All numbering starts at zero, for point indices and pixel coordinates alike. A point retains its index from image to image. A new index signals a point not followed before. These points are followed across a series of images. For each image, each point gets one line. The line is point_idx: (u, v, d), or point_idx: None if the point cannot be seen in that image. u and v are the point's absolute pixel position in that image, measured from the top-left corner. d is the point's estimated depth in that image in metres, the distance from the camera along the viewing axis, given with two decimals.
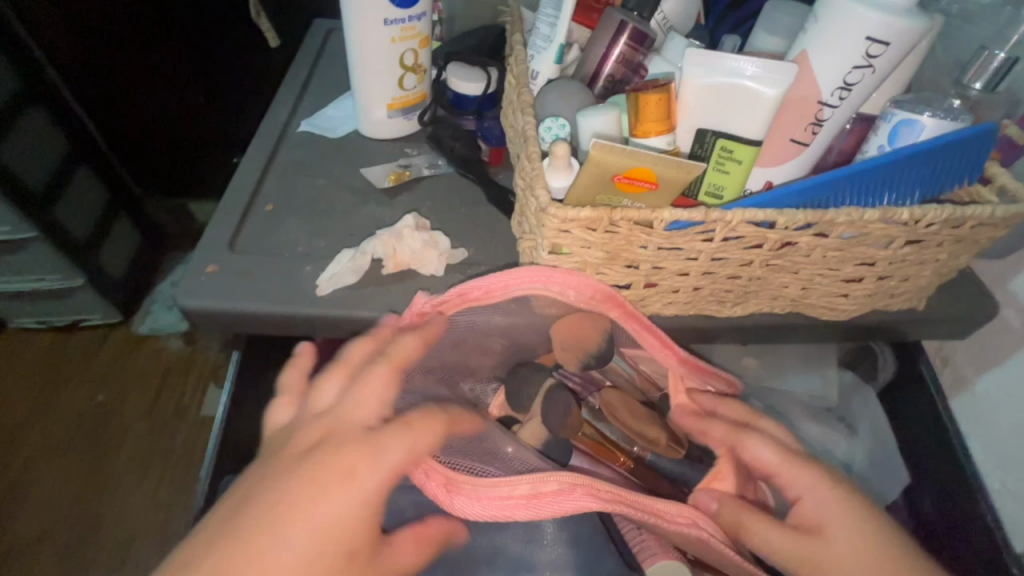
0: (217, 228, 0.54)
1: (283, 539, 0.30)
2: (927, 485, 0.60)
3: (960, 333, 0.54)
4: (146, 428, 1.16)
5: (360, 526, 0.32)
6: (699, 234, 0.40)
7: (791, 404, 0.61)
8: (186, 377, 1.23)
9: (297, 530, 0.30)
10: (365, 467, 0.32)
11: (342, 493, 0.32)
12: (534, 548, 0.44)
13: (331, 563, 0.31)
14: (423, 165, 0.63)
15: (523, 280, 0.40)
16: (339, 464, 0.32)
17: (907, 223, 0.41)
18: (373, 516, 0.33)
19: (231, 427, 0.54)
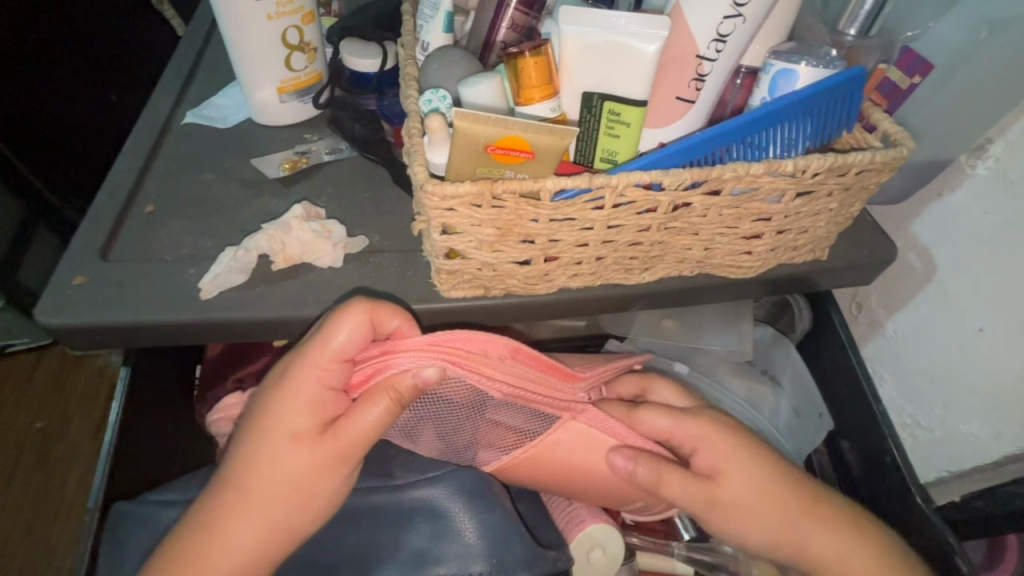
0: (85, 237, 0.48)
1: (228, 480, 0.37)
2: (846, 426, 0.63)
3: (866, 280, 0.56)
4: (36, 463, 0.98)
5: (244, 426, 0.38)
6: (589, 202, 0.39)
7: (702, 358, 0.63)
8: (76, 377, 1.07)
9: (239, 434, 0.37)
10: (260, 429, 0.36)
11: (280, 400, 0.36)
12: (439, 541, 0.41)
13: (245, 438, 0.37)
14: (323, 150, 0.60)
15: (468, 342, 0.39)
16: (276, 377, 0.37)
17: (793, 175, 0.41)
18: (249, 431, 0.37)
19: (130, 449, 0.47)
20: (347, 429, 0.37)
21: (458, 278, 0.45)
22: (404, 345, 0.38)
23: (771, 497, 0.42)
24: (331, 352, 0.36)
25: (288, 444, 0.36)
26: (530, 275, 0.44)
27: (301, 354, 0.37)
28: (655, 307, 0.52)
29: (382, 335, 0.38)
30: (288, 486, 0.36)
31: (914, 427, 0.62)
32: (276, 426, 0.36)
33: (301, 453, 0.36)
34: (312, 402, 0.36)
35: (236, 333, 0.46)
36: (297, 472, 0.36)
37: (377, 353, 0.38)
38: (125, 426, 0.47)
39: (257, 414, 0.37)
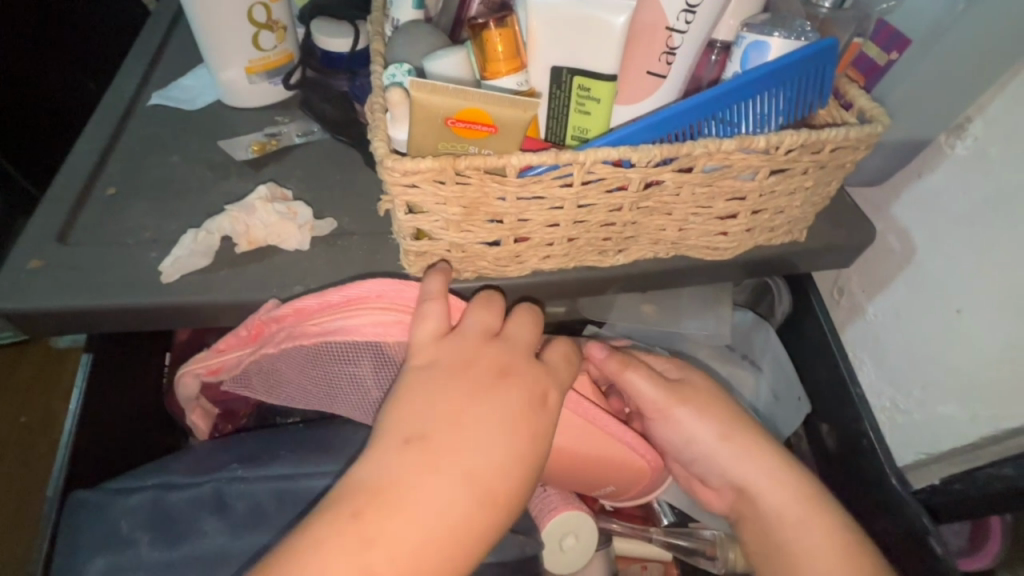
0: (42, 220, 0.47)
1: (361, 503, 0.32)
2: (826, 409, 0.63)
3: (844, 263, 0.55)
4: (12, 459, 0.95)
5: (392, 433, 0.34)
6: (557, 179, 0.38)
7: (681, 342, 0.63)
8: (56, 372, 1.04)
9: (382, 443, 0.34)
10: (420, 424, 0.34)
11: (443, 395, 0.35)
12: None
13: (392, 448, 0.34)
14: (294, 133, 0.58)
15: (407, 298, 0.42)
16: (424, 375, 0.37)
17: (767, 151, 0.40)
18: (386, 436, 0.34)
19: (90, 438, 0.46)
20: (493, 446, 0.34)
21: (427, 261, 0.44)
22: (511, 343, 0.39)
23: (718, 411, 0.46)
24: (463, 353, 0.37)
25: (409, 464, 0.33)
26: (500, 256, 0.43)
27: (422, 361, 0.37)
28: (632, 290, 0.51)
29: (533, 345, 0.40)
30: (412, 524, 0.32)
31: (892, 411, 0.62)
32: (416, 454, 0.34)
33: (445, 475, 0.33)
34: (465, 412, 0.35)
35: (198, 318, 0.45)
36: (473, 487, 0.33)
37: (496, 363, 0.37)
38: (87, 413, 0.46)
39: (400, 424, 0.35)
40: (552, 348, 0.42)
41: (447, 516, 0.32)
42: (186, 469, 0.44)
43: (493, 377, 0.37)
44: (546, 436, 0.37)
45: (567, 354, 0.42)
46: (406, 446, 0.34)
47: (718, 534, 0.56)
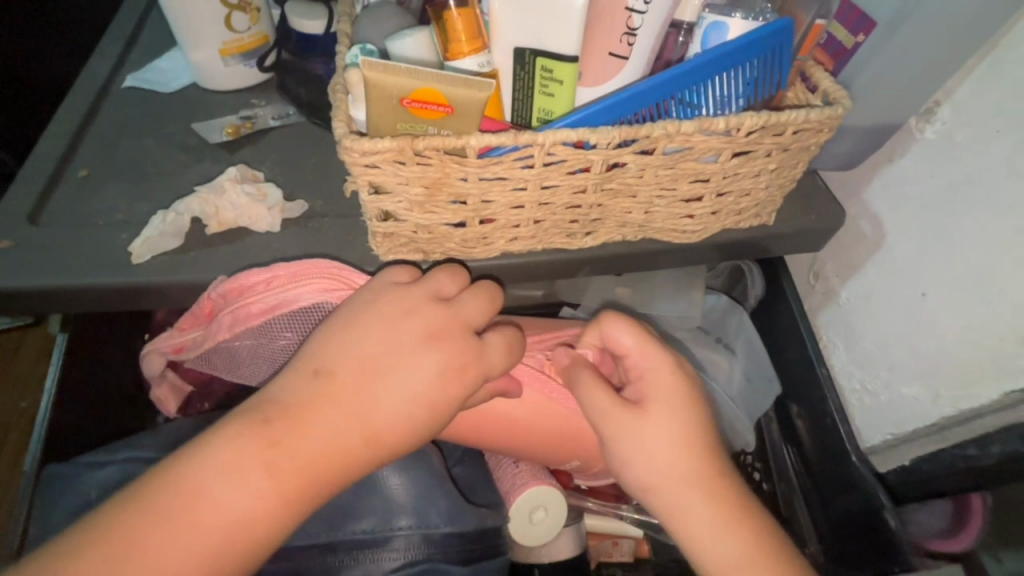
0: (14, 202, 0.47)
1: (266, 419, 0.34)
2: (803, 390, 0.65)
3: (813, 246, 0.56)
4: None
5: (313, 362, 0.36)
6: (518, 161, 0.38)
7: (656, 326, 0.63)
8: None
9: (302, 370, 0.36)
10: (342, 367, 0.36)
11: (372, 345, 0.37)
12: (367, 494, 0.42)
13: (310, 377, 0.36)
14: (270, 116, 0.58)
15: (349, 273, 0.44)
16: (365, 318, 0.38)
17: (727, 133, 0.40)
18: (307, 367, 0.36)
19: (66, 416, 0.47)
20: (393, 395, 0.36)
21: (395, 241, 0.44)
22: (455, 311, 0.39)
23: (678, 444, 0.39)
24: (403, 303, 0.38)
25: (316, 391, 0.35)
26: (466, 237, 0.43)
27: (364, 300, 0.39)
28: (602, 273, 0.52)
29: (479, 324, 0.40)
30: (304, 443, 0.34)
31: (861, 393, 0.62)
32: (329, 391, 0.35)
33: (342, 409, 0.35)
34: (380, 360, 0.36)
35: (170, 298, 0.45)
36: (363, 423, 0.35)
37: (431, 325, 0.38)
38: (63, 393, 0.47)
39: (317, 355, 0.37)
40: (498, 334, 0.40)
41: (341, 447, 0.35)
42: (160, 447, 0.45)
43: (421, 339, 0.37)
44: (454, 401, 0.37)
45: (511, 342, 0.41)
46: (315, 375, 0.36)
47: None
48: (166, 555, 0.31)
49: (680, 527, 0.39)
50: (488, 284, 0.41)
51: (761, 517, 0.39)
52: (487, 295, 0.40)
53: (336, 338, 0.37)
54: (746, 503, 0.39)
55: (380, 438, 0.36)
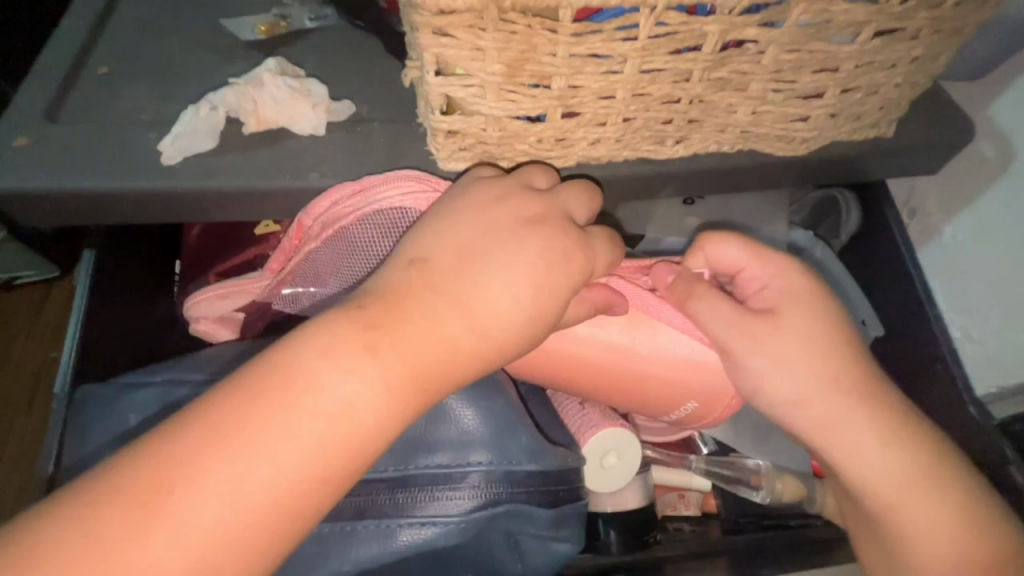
0: (28, 98, 0.42)
1: (345, 317, 0.29)
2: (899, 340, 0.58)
3: (928, 167, 0.48)
4: None
5: (398, 263, 0.32)
6: (620, 31, 0.31)
7: None
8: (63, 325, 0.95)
9: (385, 270, 0.32)
10: (435, 262, 0.32)
11: (466, 233, 0.33)
12: (439, 426, 0.38)
13: (397, 274, 0.31)
14: (305, 16, 0.51)
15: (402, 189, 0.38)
16: (463, 208, 0.34)
17: (875, 1, 0.33)
18: (393, 267, 0.32)
19: (96, 338, 0.44)
20: (498, 281, 0.31)
21: (458, 143, 0.38)
22: (557, 201, 0.35)
23: (825, 348, 0.37)
24: (493, 193, 0.34)
25: (414, 279, 0.31)
26: (544, 136, 0.37)
27: (457, 193, 0.35)
28: (687, 192, 0.45)
29: (579, 214, 0.35)
30: (409, 331, 0.29)
31: (962, 341, 0.56)
32: (421, 287, 0.31)
33: (446, 296, 0.30)
34: (477, 245, 0.32)
35: (205, 208, 0.40)
36: (470, 314, 0.30)
37: (528, 211, 0.34)
38: (93, 312, 0.44)
39: (408, 248, 0.33)
40: (597, 229, 0.36)
41: (445, 347, 0.30)
42: None
43: (519, 226, 0.33)
44: (564, 298, 0.33)
45: (614, 238, 0.36)
46: (409, 266, 0.32)
47: (765, 465, 0.53)
48: (254, 453, 0.26)
49: (830, 436, 0.38)
50: (585, 182, 0.37)
51: (908, 405, 0.38)
52: (585, 189, 0.36)
53: (431, 230, 0.33)
54: (898, 404, 0.38)
55: (480, 343, 0.31)
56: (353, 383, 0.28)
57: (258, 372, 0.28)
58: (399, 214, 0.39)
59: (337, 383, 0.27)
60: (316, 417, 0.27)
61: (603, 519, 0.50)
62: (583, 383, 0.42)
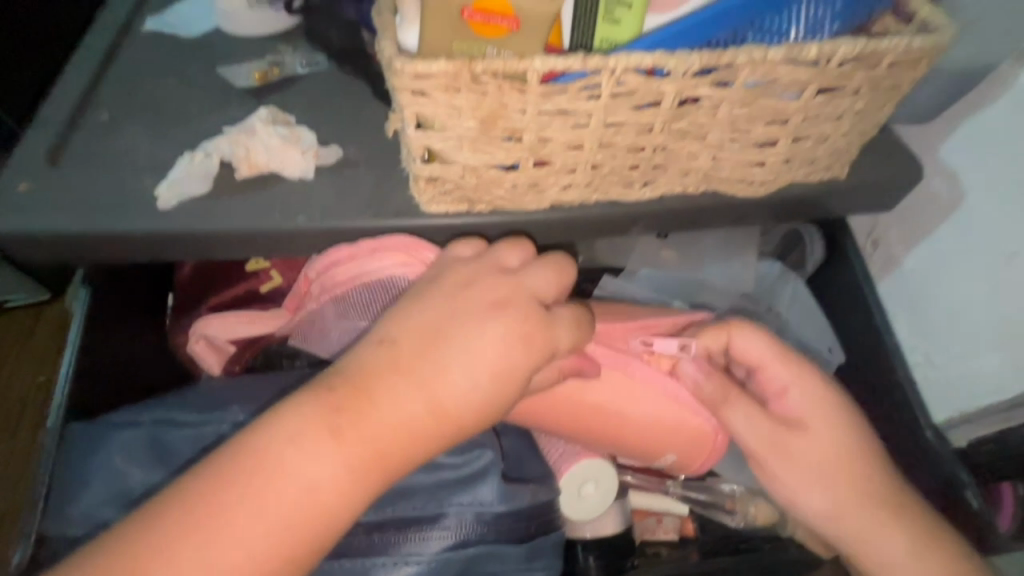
0: (32, 143, 0.44)
1: (320, 398, 0.34)
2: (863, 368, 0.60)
3: (883, 205, 0.52)
4: None
5: (376, 341, 0.37)
6: (583, 90, 0.34)
7: (706, 294, 0.58)
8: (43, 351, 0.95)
9: (362, 347, 0.37)
10: (405, 343, 0.36)
11: (436, 316, 0.37)
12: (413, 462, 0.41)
13: (370, 352, 0.36)
14: (297, 62, 0.54)
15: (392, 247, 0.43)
16: (436, 292, 0.38)
17: (816, 63, 0.36)
18: (371, 344, 0.37)
19: (88, 372, 0.45)
20: (458, 365, 0.35)
21: (439, 187, 0.41)
22: (521, 281, 0.39)
23: (843, 451, 0.45)
24: (465, 275, 0.39)
25: (380, 358, 0.35)
26: (517, 182, 0.39)
27: (432, 276, 0.40)
28: (657, 229, 0.48)
29: (545, 295, 0.39)
30: (372, 411, 0.34)
31: (924, 367, 0.58)
32: (386, 369, 0.35)
33: (407, 376, 0.35)
34: (443, 329, 0.36)
35: (198, 248, 0.42)
36: (427, 393, 0.34)
37: (493, 295, 0.37)
38: (87, 348, 0.46)
39: (385, 327, 0.37)
40: (566, 309, 0.40)
41: (401, 427, 0.34)
42: (190, 409, 0.43)
43: (486, 309, 0.37)
44: (521, 376, 0.36)
45: (578, 316, 0.40)
46: (380, 344, 0.36)
47: (738, 488, 0.56)
48: (234, 520, 0.31)
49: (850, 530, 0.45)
50: (557, 256, 0.41)
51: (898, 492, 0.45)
52: (555, 264, 0.41)
53: (412, 309, 0.38)
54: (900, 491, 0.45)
55: (438, 420, 0.35)
56: (319, 459, 0.33)
57: (245, 447, 0.33)
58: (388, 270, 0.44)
59: (306, 460, 0.33)
60: (286, 489, 0.32)
61: (582, 547, 0.51)
62: (578, 431, 0.46)
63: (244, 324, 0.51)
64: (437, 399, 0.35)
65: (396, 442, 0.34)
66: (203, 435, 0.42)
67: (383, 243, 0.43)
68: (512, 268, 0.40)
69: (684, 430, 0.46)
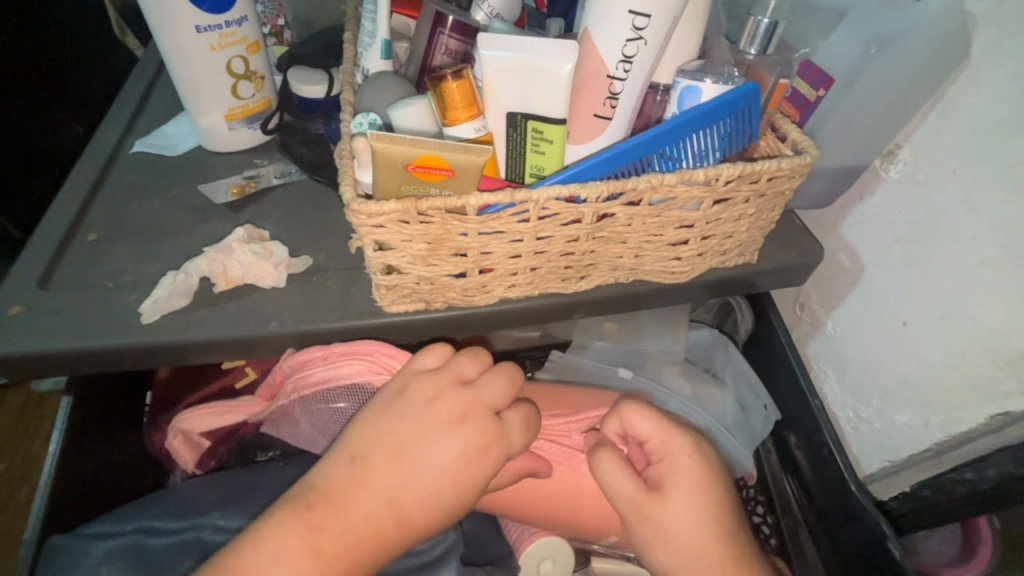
0: (24, 267, 0.49)
1: (299, 518, 0.39)
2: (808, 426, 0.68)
3: (796, 281, 0.59)
4: None
5: (349, 457, 0.41)
6: (515, 216, 0.41)
7: (643, 362, 0.66)
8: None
9: (338, 463, 0.41)
10: (375, 461, 0.41)
11: (402, 431, 0.42)
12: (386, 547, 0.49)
13: (344, 470, 0.41)
14: (272, 174, 0.60)
15: (360, 350, 0.49)
16: (403, 408, 0.43)
17: (707, 183, 0.43)
18: (344, 460, 0.41)
19: (67, 479, 0.48)
20: (420, 478, 0.41)
21: (397, 293, 0.46)
22: (478, 393, 0.44)
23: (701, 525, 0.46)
24: (428, 389, 0.43)
25: (351, 476, 0.40)
26: (466, 287, 0.45)
27: (398, 387, 0.44)
28: (598, 313, 0.54)
29: (500, 403, 0.44)
30: (346, 525, 0.39)
31: (857, 421, 0.64)
32: (359, 487, 0.40)
33: (376, 491, 0.40)
34: (409, 443, 0.41)
35: (178, 356, 0.46)
36: (394, 504, 0.40)
37: (454, 410, 0.42)
38: (67, 456, 0.48)
39: (352, 443, 0.42)
40: (514, 412, 0.45)
41: (371, 537, 0.39)
42: (170, 516, 0.48)
43: (447, 424, 0.42)
44: (477, 483, 0.42)
45: (528, 419, 0.46)
46: (351, 462, 0.41)
47: None
48: None
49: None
50: (507, 364, 0.46)
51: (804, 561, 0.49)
52: (508, 373, 0.45)
53: (382, 424, 0.42)
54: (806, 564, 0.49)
55: (404, 526, 0.40)
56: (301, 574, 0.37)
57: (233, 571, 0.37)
58: (355, 373, 0.50)
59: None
60: None
61: None
62: (533, 515, 0.53)
63: (215, 418, 0.54)
64: (402, 509, 0.40)
65: (367, 551, 0.39)
66: (188, 540, 0.47)
67: (354, 347, 0.49)
68: (471, 376, 0.45)
69: (628, 518, 0.53)
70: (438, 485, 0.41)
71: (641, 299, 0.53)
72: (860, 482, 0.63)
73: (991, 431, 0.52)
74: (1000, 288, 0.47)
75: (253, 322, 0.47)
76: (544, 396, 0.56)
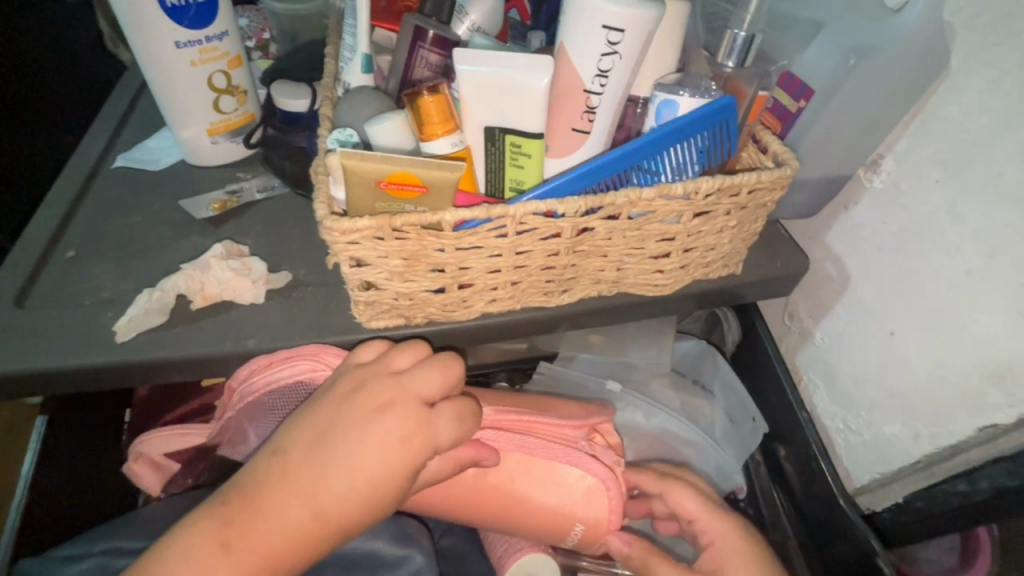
0: (0, 285, 0.49)
1: (219, 511, 0.40)
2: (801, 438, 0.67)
3: (781, 292, 0.58)
4: None
5: (275, 450, 0.42)
6: (492, 231, 0.40)
7: (629, 374, 0.65)
8: None
9: (263, 458, 0.42)
10: (296, 454, 0.41)
11: (326, 425, 0.41)
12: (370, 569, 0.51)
13: (268, 464, 0.41)
14: (255, 189, 0.60)
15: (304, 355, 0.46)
16: (332, 401, 0.42)
17: (687, 197, 0.43)
18: (270, 454, 0.42)
19: (40, 499, 0.47)
20: (337, 472, 0.40)
21: (376, 308, 0.45)
22: (407, 384, 0.42)
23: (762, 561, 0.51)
24: (357, 378, 0.43)
25: (272, 469, 0.41)
26: (446, 302, 0.45)
27: (332, 380, 0.44)
28: (582, 327, 0.53)
29: (429, 394, 0.43)
30: (260, 521, 0.39)
31: (846, 432, 0.63)
32: (278, 480, 0.40)
33: (294, 488, 0.40)
34: (325, 436, 0.41)
35: (154, 375, 0.46)
36: (309, 499, 0.39)
37: (377, 399, 0.42)
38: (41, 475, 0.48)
39: (277, 439, 0.43)
40: (450, 403, 0.43)
41: (286, 530, 0.39)
42: (140, 537, 0.47)
43: (369, 416, 0.41)
44: (399, 477, 0.41)
45: (461, 411, 0.44)
46: (273, 455, 0.41)
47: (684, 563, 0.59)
48: None
49: None
50: (444, 357, 0.44)
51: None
52: (442, 366, 0.43)
53: (310, 417, 0.42)
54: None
55: (329, 522, 0.40)
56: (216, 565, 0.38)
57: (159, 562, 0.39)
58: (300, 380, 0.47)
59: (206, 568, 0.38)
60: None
61: None
62: (494, 521, 0.52)
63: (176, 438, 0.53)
64: (319, 503, 0.39)
65: (283, 546, 0.39)
66: None
67: (299, 350, 0.46)
68: (405, 367, 0.43)
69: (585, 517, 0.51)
70: (356, 480, 0.40)
71: (626, 312, 0.53)
72: (848, 496, 0.62)
73: (981, 442, 0.51)
74: (985, 300, 0.47)
75: (230, 339, 0.46)
76: (503, 397, 0.55)
